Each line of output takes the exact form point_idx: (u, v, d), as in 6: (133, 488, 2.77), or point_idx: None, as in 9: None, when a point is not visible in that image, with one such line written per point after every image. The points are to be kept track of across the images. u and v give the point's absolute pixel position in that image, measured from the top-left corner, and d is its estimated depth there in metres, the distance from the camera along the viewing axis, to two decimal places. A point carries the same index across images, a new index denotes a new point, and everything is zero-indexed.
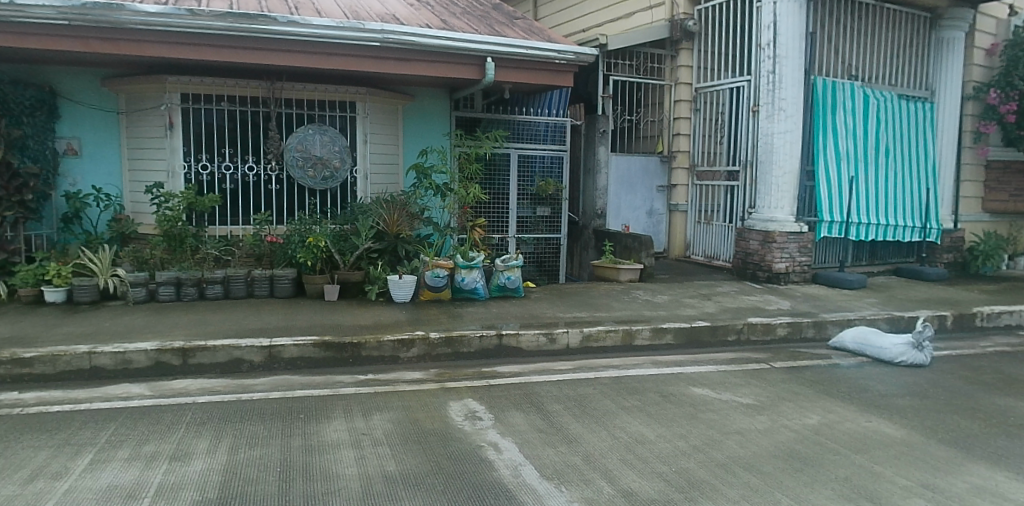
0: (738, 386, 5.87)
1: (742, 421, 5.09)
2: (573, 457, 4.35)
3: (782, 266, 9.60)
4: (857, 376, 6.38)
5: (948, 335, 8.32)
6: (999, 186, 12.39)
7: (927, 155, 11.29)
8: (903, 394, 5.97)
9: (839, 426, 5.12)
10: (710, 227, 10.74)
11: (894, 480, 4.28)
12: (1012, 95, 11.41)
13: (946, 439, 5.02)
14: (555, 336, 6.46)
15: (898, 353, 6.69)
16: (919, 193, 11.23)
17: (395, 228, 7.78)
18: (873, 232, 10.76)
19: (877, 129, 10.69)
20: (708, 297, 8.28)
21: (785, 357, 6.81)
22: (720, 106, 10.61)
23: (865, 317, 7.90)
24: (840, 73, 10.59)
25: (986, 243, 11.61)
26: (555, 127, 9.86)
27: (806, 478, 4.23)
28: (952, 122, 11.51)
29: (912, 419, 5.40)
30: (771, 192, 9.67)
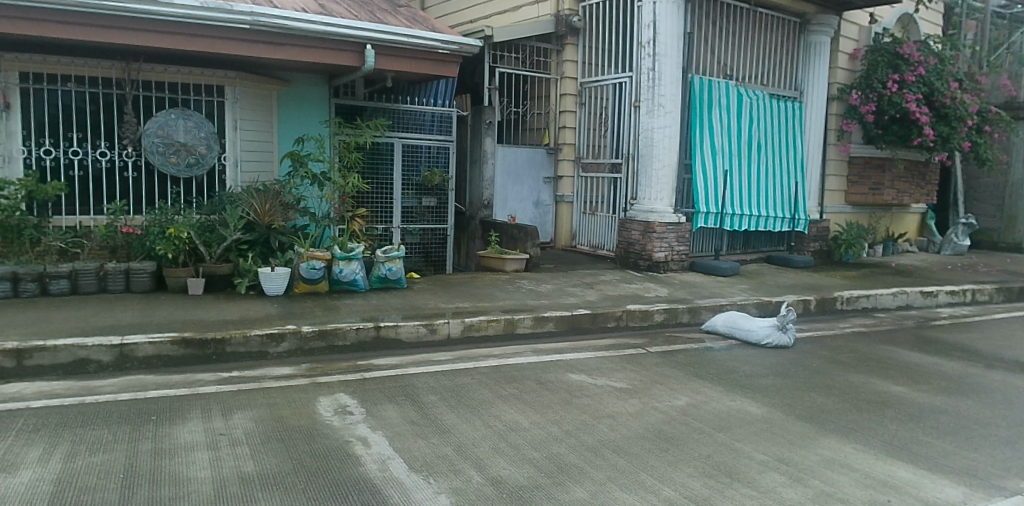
0: (614, 371, 5.99)
1: (615, 405, 5.20)
2: (445, 447, 4.29)
3: (662, 255, 9.96)
4: (727, 358, 6.68)
5: (811, 318, 8.87)
6: (860, 180, 13.21)
7: (794, 150, 11.97)
8: (767, 374, 6.29)
9: (705, 406, 5.34)
10: (595, 217, 10.94)
11: (752, 455, 4.50)
12: (871, 96, 12.36)
13: (802, 415, 5.33)
14: (435, 326, 6.38)
15: (764, 335, 7.07)
16: (787, 186, 11.90)
17: (267, 218, 7.49)
18: (746, 222, 11.32)
19: (749, 126, 11.23)
20: (591, 285, 8.43)
21: (661, 342, 7.04)
22: (604, 101, 10.80)
23: (736, 302, 8.29)
24: (715, 73, 11.05)
25: (848, 232, 12.48)
26: (441, 118, 9.73)
27: (671, 457, 4.38)
28: (817, 120, 12.28)
29: (773, 397, 5.69)
30: (650, 184, 9.98)
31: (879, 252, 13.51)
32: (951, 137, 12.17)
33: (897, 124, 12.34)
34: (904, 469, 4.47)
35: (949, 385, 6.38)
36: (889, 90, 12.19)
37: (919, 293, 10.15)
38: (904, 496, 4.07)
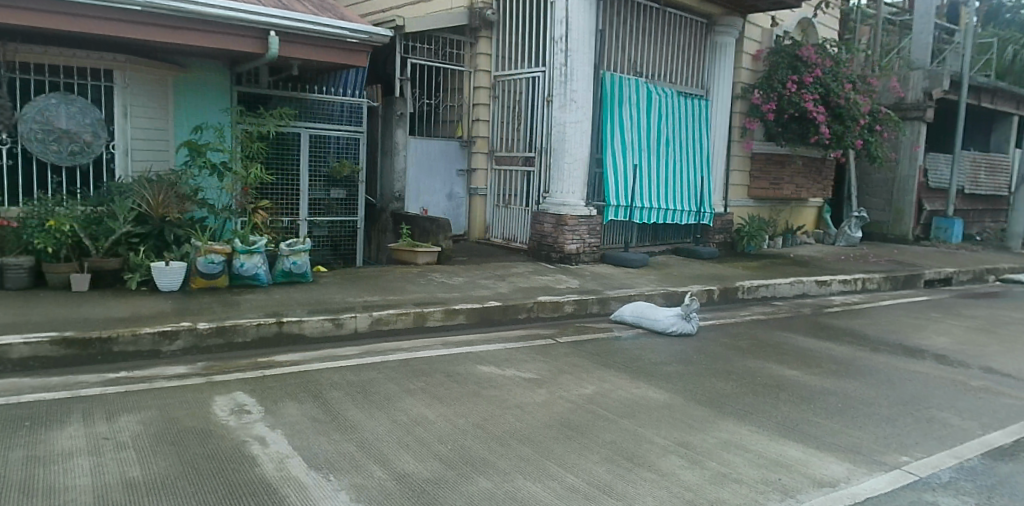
0: (523, 362, 6.03)
1: (523, 396, 5.24)
2: (348, 444, 4.20)
3: (573, 248, 10.10)
4: (634, 346, 6.85)
5: (714, 307, 9.20)
6: (762, 176, 13.77)
7: (701, 146, 12.35)
8: (672, 361, 6.48)
9: (611, 394, 5.46)
10: (508, 210, 10.97)
11: (653, 440, 4.65)
12: (772, 96, 12.89)
13: (703, 400, 5.52)
14: (342, 321, 6.24)
15: (669, 324, 7.28)
16: (694, 180, 12.28)
17: (160, 210, 7.12)
18: (656, 215, 11.62)
19: (658, 122, 11.53)
20: (503, 277, 8.45)
21: (571, 332, 7.14)
22: (517, 95, 10.82)
23: (644, 292, 8.50)
24: (626, 69, 11.28)
25: (751, 225, 13.00)
26: (351, 108, 9.52)
27: (575, 445, 4.47)
28: (721, 117, 12.72)
29: (676, 384, 5.87)
30: (563, 178, 10.09)
31: (779, 243, 14.15)
32: (844, 135, 12.82)
33: (796, 122, 12.95)
34: (794, 448, 4.73)
35: (838, 368, 6.76)
36: (788, 90, 12.70)
37: (814, 282, 10.70)
38: (793, 473, 4.35)
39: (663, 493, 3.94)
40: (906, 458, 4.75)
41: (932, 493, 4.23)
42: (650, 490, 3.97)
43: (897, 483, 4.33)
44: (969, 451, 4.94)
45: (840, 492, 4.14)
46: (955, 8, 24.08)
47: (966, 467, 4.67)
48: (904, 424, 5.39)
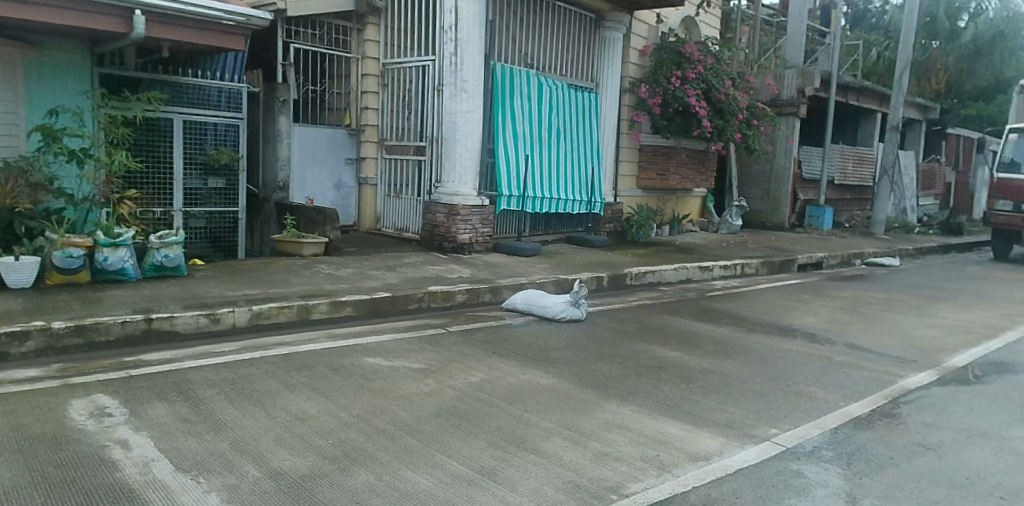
0: (411, 352, 5.95)
1: (409, 387, 5.17)
2: (220, 444, 3.98)
3: (466, 237, 10.07)
4: (524, 333, 6.91)
5: (604, 293, 9.43)
6: (649, 167, 14.15)
7: (591, 137, 12.61)
8: (560, 347, 6.57)
9: (499, 381, 5.48)
10: (399, 200, 10.81)
11: (539, 424, 4.73)
12: (657, 90, 13.24)
13: (589, 384, 5.64)
14: (218, 316, 5.93)
15: (559, 310, 7.40)
16: (585, 169, 12.52)
17: (8, 200, 6.61)
18: (547, 205, 11.77)
19: (549, 113, 11.64)
20: (393, 268, 8.31)
21: (462, 321, 7.12)
22: (406, 83, 10.62)
23: (535, 281, 8.58)
24: (516, 61, 11.33)
25: (639, 214, 13.40)
26: (229, 94, 9.10)
27: (461, 433, 4.47)
28: (610, 109, 13.05)
29: (564, 368, 5.97)
30: (454, 168, 10.04)
31: (666, 231, 14.69)
32: (725, 130, 13.53)
33: (680, 116, 13.44)
34: (674, 426, 4.94)
35: (717, 348, 7.08)
36: (673, 85, 13.16)
37: (697, 268, 11.16)
38: (671, 449, 4.55)
39: (546, 476, 4.01)
40: (776, 430, 5.03)
41: (797, 461, 4.51)
42: (534, 473, 4.03)
43: (766, 454, 4.59)
44: (831, 421, 5.30)
45: (713, 465, 4.36)
46: (825, 11, 25.74)
47: (828, 435, 5.01)
48: (774, 399, 5.71)
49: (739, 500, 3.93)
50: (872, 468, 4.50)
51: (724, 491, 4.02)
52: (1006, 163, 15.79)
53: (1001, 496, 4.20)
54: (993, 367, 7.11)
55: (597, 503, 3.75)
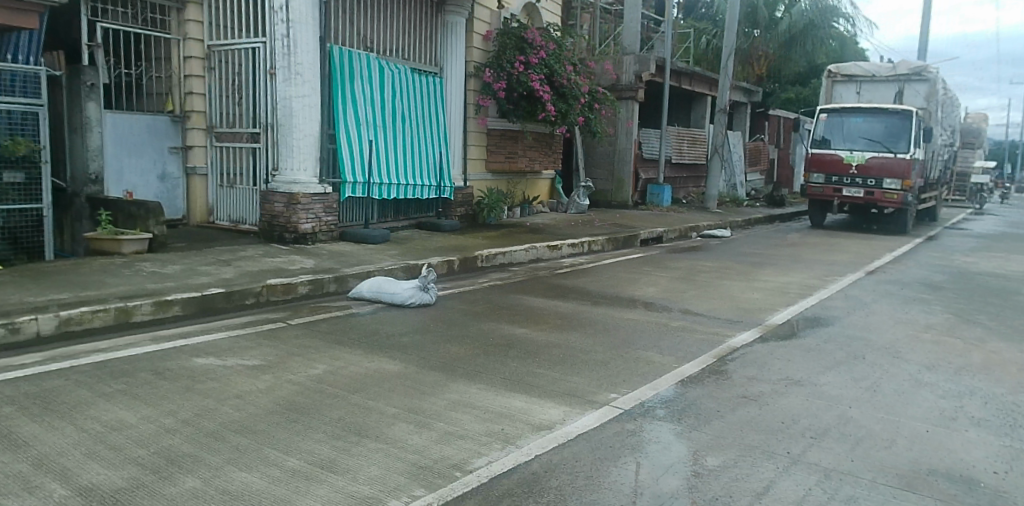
0: (247, 349, 5.64)
1: (244, 385, 4.90)
2: (17, 464, 3.56)
3: (308, 227, 9.69)
4: (370, 321, 6.76)
5: (454, 277, 9.44)
6: (497, 150, 14.25)
7: (437, 121, 12.53)
8: (407, 332, 6.49)
9: (342, 371, 5.33)
10: (233, 191, 10.25)
11: (383, 410, 4.65)
12: (501, 75, 13.30)
13: (435, 366, 5.60)
14: (18, 325, 5.34)
15: (407, 296, 7.31)
16: (432, 154, 12.41)
17: None
18: (395, 191, 11.58)
19: (392, 98, 11.42)
20: (228, 262, 7.84)
21: (305, 313, 6.85)
22: (236, 66, 10.04)
23: (382, 268, 8.42)
24: (355, 44, 10.99)
25: (490, 197, 13.49)
26: (27, 78, 8.16)
27: (300, 427, 4.30)
28: (456, 94, 12.98)
29: (411, 353, 5.90)
30: (292, 155, 9.64)
31: (517, 214, 14.96)
32: (568, 113, 13.80)
33: (525, 100, 13.56)
34: (518, 399, 5.03)
35: (562, 322, 7.30)
36: (517, 70, 13.22)
37: (546, 247, 11.44)
38: (516, 422, 4.63)
39: (389, 462, 3.94)
40: (614, 394, 5.25)
41: (633, 422, 4.73)
42: (376, 460, 3.95)
43: (605, 417, 4.79)
44: (665, 383, 5.61)
45: (556, 433, 4.48)
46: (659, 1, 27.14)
47: (661, 395, 5.30)
48: (615, 366, 5.96)
49: (579, 463, 4.07)
50: (701, 422, 4.81)
51: (565, 456, 4.15)
52: (818, 140, 17.40)
53: (810, 436, 4.63)
54: (806, 322, 7.85)
55: (440, 482, 3.74)
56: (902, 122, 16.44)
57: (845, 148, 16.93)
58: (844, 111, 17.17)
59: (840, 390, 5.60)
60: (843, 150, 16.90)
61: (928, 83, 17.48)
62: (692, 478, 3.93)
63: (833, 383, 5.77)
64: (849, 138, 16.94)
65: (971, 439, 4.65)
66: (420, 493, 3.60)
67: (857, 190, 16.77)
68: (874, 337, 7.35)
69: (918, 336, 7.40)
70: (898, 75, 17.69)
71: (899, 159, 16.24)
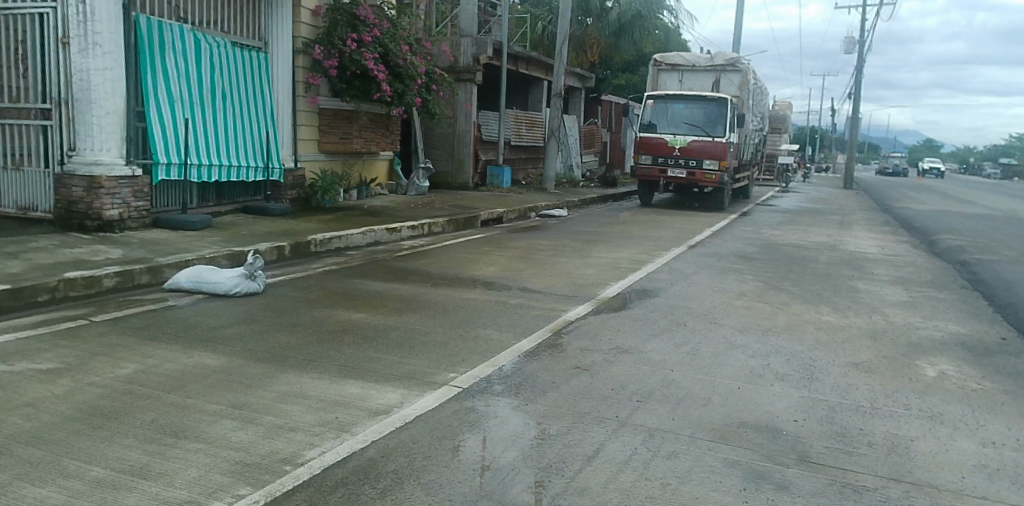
0: (41, 352, 5.00)
1: (36, 391, 4.34)
2: None
3: (114, 213, 8.85)
4: (190, 313, 6.25)
5: (286, 263, 8.97)
6: (331, 130, 13.62)
7: (262, 99, 11.83)
8: (232, 323, 6.07)
9: (156, 369, 4.87)
10: (22, 173, 9.10)
11: (204, 408, 4.31)
12: (332, 52, 12.71)
13: (263, 357, 5.29)
14: None
15: (232, 285, 6.85)
16: (258, 133, 11.74)
17: None
18: (217, 173, 10.81)
19: (211, 73, 10.62)
20: (17, 255, 6.91)
21: (112, 308, 6.20)
22: (19, 33, 8.84)
23: (204, 256, 7.82)
24: (166, 13, 10.06)
25: (323, 179, 12.96)
26: None
27: (105, 433, 3.88)
28: (283, 71, 12.33)
29: (235, 345, 5.52)
30: (92, 133, 8.73)
31: (354, 196, 14.49)
32: (404, 94, 13.41)
33: (359, 80, 12.98)
34: (354, 386, 4.87)
35: (401, 305, 7.17)
36: (349, 47, 12.69)
37: (384, 230, 11.19)
38: (350, 409, 4.47)
39: (210, 462, 3.64)
40: (453, 374, 5.23)
41: (472, 399, 4.73)
42: (195, 461, 3.64)
43: (443, 397, 4.75)
44: (504, 359, 5.66)
45: (393, 417, 4.38)
46: None
47: (499, 371, 5.35)
48: (454, 346, 5.93)
49: (417, 445, 3.99)
50: (537, 394, 4.91)
51: (402, 440, 4.05)
52: (646, 124, 18.38)
53: (637, 399, 4.88)
54: (635, 295, 8.27)
55: (267, 478, 3.51)
56: (719, 109, 17.74)
57: (669, 132, 18.05)
58: (668, 97, 18.23)
59: (664, 356, 5.95)
60: (668, 134, 18.01)
61: (741, 74, 19.04)
62: (529, 448, 4.00)
63: (658, 350, 6.13)
64: (673, 122, 18.07)
65: (776, 393, 5.11)
66: (245, 492, 3.36)
67: (681, 171, 17.95)
68: (694, 305, 7.90)
69: (732, 303, 8.04)
70: (715, 65, 19.14)
71: (716, 142, 17.57)
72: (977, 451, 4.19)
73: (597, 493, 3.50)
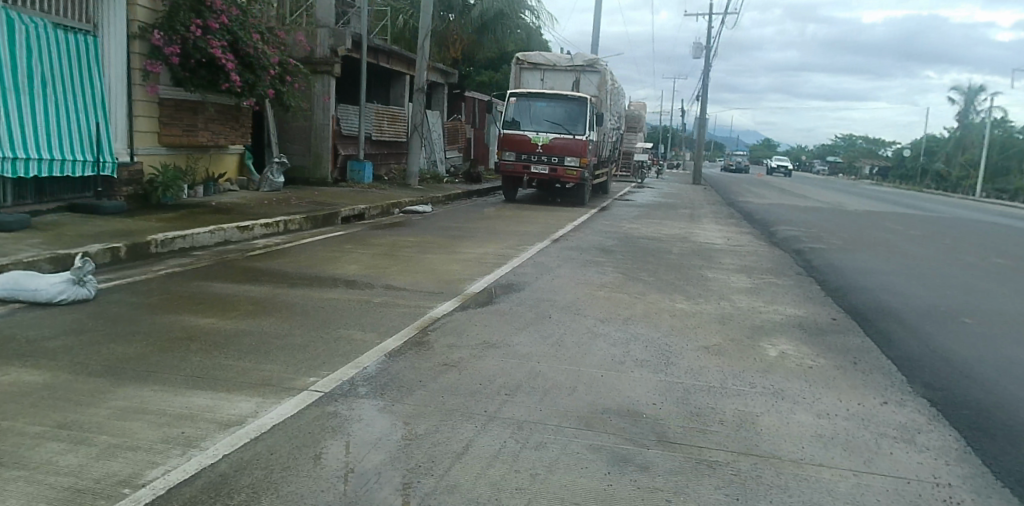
0: None
1: None
2: None
3: None
4: (5, 325, 5.56)
5: (122, 266, 8.22)
6: (172, 122, 12.66)
7: (92, 87, 10.79)
8: (58, 334, 5.46)
9: None
10: None
11: (23, 431, 3.83)
12: (174, 39, 11.79)
13: (95, 371, 4.79)
14: None
15: (56, 292, 6.18)
16: (87, 126, 10.71)
17: None
18: (35, 168, 9.78)
19: (26, 57, 9.55)
20: None
21: None
22: None
23: (23, 261, 7.00)
24: None
25: (164, 174, 12.01)
26: None
27: None
28: (115, 56, 11.31)
29: (61, 359, 4.96)
30: None
31: (200, 192, 13.57)
32: (256, 85, 12.81)
33: (205, 69, 12.20)
34: (202, 397, 4.51)
35: (257, 307, 6.77)
36: (193, 34, 11.84)
37: (235, 228, 10.57)
38: (198, 422, 4.13)
39: (33, 490, 3.23)
40: (313, 378, 4.99)
41: (334, 403, 4.53)
42: (14, 491, 3.21)
43: (303, 403, 4.51)
44: (367, 359, 5.48)
45: (247, 427, 4.09)
46: None
47: (363, 372, 5.17)
48: (314, 349, 5.66)
49: (274, 456, 3.75)
50: (403, 394, 4.78)
51: (257, 451, 3.79)
52: (509, 121, 18.58)
53: (505, 392, 4.87)
54: (501, 289, 8.31)
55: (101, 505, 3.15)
56: (579, 108, 18.29)
57: (532, 129, 18.37)
58: (530, 96, 18.55)
59: (530, 348, 6.00)
60: (531, 131, 18.31)
61: (599, 74, 19.77)
62: (396, 450, 3.87)
63: (524, 343, 6.18)
64: (535, 120, 18.41)
65: (636, 378, 5.29)
66: None
67: (543, 167, 18.31)
68: (558, 297, 8.04)
69: (594, 294, 8.27)
70: (576, 66, 19.69)
71: (576, 140, 18.07)
72: (814, 422, 4.55)
73: (467, 489, 3.44)
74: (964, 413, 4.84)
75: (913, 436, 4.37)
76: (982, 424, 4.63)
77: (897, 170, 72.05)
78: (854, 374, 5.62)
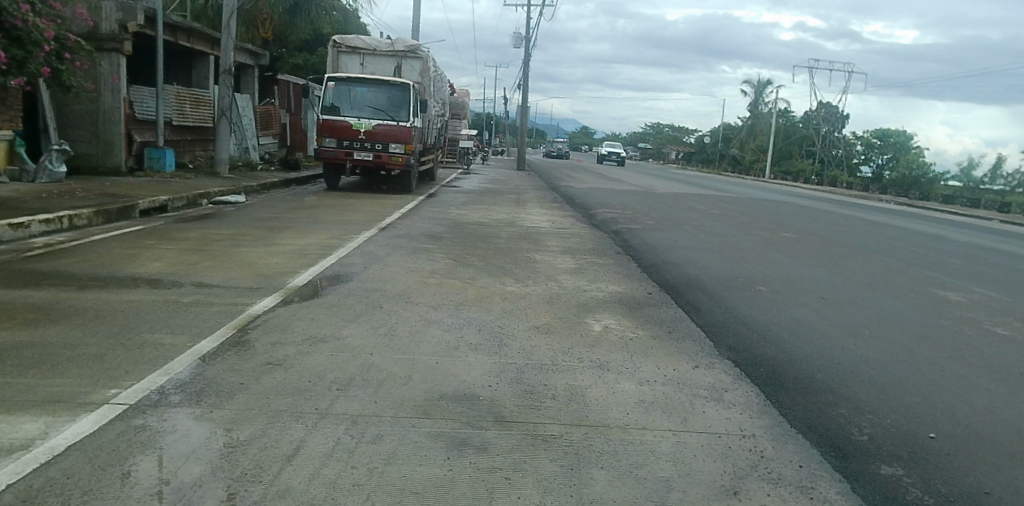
0: None
1: None
2: None
3: None
4: None
5: None
6: None
7: None
8: None
9: None
10: None
11: None
12: None
13: None
14: None
15: None
16: None
17: None
18: None
19: None
20: None
21: None
22: None
23: None
24: None
25: None
26: None
27: None
28: None
29: None
30: None
31: None
32: (26, 62, 11.23)
33: None
34: None
35: (38, 316, 5.93)
36: None
37: (6, 226, 9.21)
38: None
39: None
40: (114, 390, 4.44)
41: (142, 416, 4.06)
42: None
43: (104, 419, 4.00)
44: (179, 365, 4.98)
45: (33, 452, 3.54)
46: None
47: (175, 379, 4.70)
48: (113, 358, 5.05)
49: (71, 480, 3.29)
50: (222, 398, 4.40)
51: (50, 477, 3.29)
52: (329, 107, 17.89)
53: (336, 388, 4.65)
54: (327, 281, 7.96)
55: None
56: (402, 94, 18.01)
57: (353, 115, 17.83)
58: (349, 80, 17.95)
59: (361, 340, 5.79)
60: (352, 117, 17.77)
61: (421, 60, 19.56)
62: (215, 459, 3.54)
63: (354, 335, 5.95)
64: (356, 106, 17.89)
65: (471, 362, 5.29)
66: None
67: (367, 154, 17.80)
68: (387, 286, 7.86)
69: (425, 282, 8.17)
70: (396, 51, 19.33)
71: (400, 126, 17.80)
72: (637, 389, 4.79)
73: (300, 492, 3.22)
74: (764, 371, 5.32)
75: (722, 395, 4.74)
76: (777, 379, 5.13)
77: (699, 155, 78.89)
78: (670, 343, 6.01)
